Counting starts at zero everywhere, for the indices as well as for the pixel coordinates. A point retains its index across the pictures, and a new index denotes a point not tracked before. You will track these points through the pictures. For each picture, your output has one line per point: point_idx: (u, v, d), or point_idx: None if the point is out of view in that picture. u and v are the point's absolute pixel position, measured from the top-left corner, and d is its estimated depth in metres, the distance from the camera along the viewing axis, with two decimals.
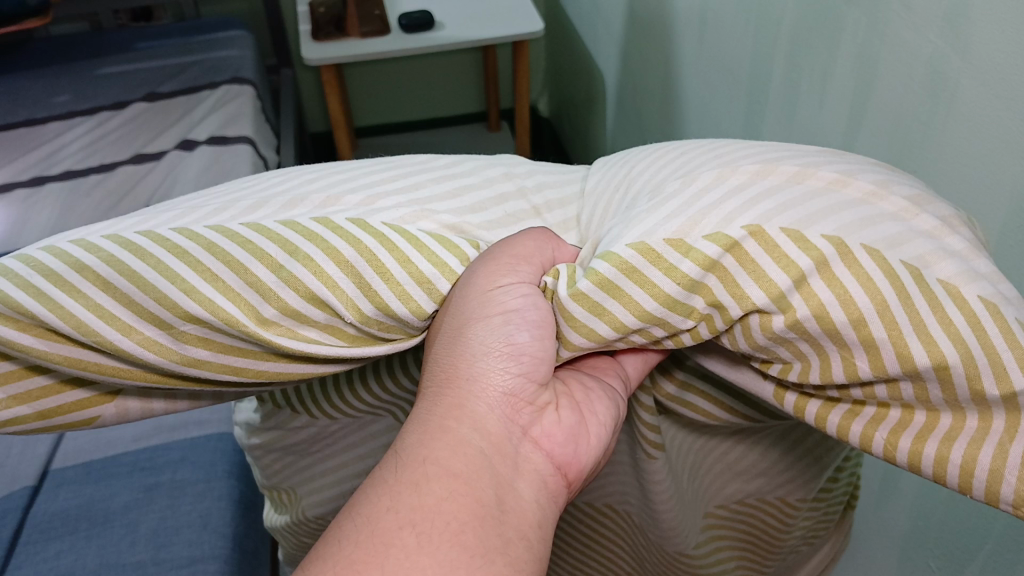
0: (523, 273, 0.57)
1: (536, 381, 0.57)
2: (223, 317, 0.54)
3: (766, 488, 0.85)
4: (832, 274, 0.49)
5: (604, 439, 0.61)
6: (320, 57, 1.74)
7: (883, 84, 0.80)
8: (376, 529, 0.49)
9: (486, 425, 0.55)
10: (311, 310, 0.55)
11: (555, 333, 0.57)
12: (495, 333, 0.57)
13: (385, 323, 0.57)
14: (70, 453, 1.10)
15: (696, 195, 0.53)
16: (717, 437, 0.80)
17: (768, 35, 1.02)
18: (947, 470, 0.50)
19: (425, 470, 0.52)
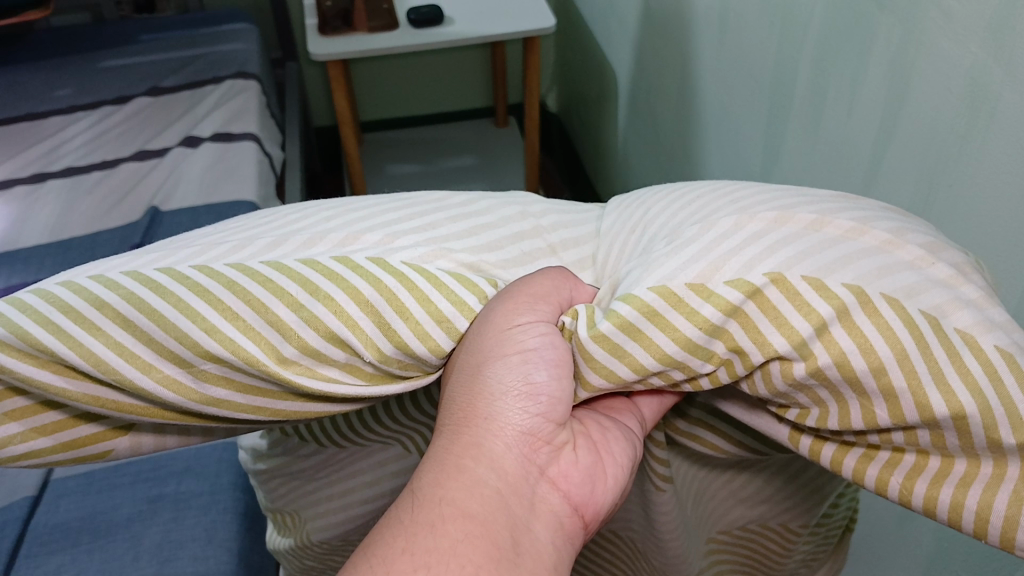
0: (542, 312, 0.57)
1: (554, 421, 0.57)
2: (244, 356, 0.54)
3: (769, 515, 0.85)
4: (852, 322, 0.50)
5: (620, 479, 0.61)
6: (327, 53, 1.74)
7: (914, 101, 0.80)
8: (391, 571, 0.49)
9: (502, 465, 0.55)
10: (331, 349, 0.55)
11: (572, 373, 0.57)
12: (513, 372, 0.57)
13: (404, 362, 0.57)
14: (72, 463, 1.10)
15: (716, 240, 0.54)
16: (722, 467, 0.81)
17: (793, 39, 1.02)
18: (962, 516, 0.51)
19: (441, 510, 0.52)
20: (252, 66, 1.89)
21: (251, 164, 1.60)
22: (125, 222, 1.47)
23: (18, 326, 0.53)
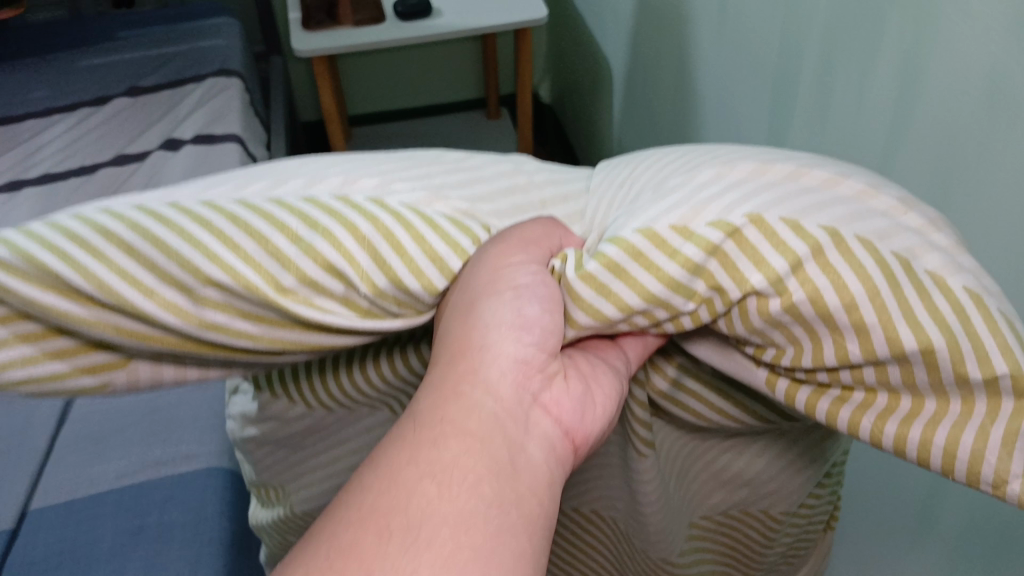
0: (532, 254, 0.61)
1: (547, 352, 0.60)
2: (244, 283, 0.56)
3: (750, 494, 0.85)
4: (825, 260, 0.53)
5: (609, 410, 0.63)
6: (311, 49, 1.79)
7: (933, 90, 0.81)
8: (397, 481, 0.51)
9: (499, 392, 0.57)
10: (327, 280, 0.57)
11: (563, 313, 0.60)
12: (507, 306, 0.59)
13: (400, 299, 0.59)
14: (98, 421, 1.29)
15: (698, 189, 0.57)
16: (706, 443, 0.82)
17: (800, 32, 1.05)
18: (931, 452, 0.53)
19: (443, 429, 0.54)
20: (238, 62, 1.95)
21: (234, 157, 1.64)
22: None
23: (24, 251, 0.54)
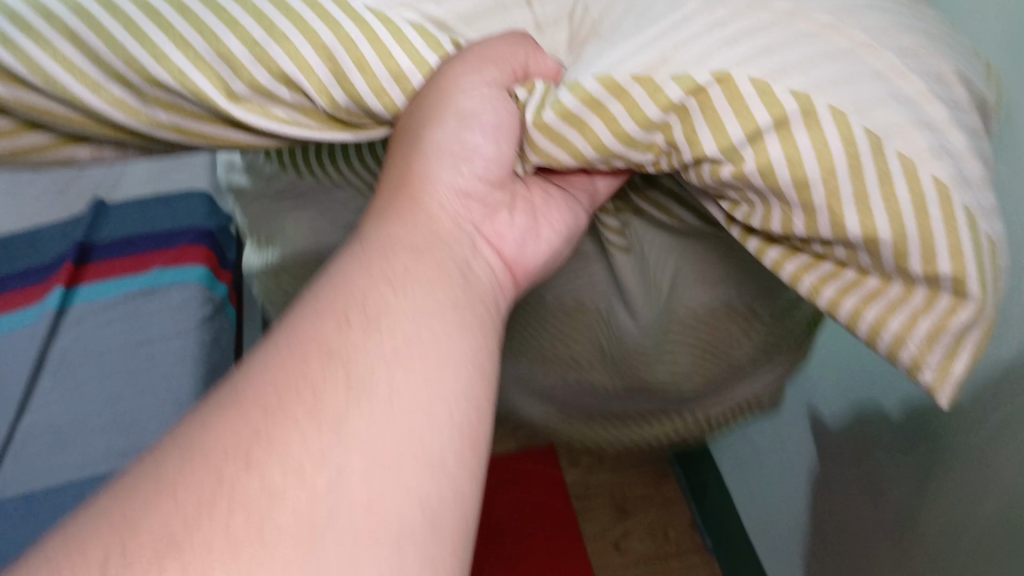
0: (488, 74, 0.56)
1: (491, 183, 0.59)
2: (191, 89, 0.53)
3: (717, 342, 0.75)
4: (812, 119, 0.46)
5: (557, 242, 0.64)
6: None
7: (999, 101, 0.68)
8: (352, 291, 0.49)
9: (441, 218, 0.57)
10: (279, 88, 0.54)
11: (514, 137, 0.58)
12: (452, 134, 0.58)
13: (353, 111, 0.57)
14: (60, 378, 1.27)
15: (679, 21, 0.49)
16: (685, 238, 0.69)
17: None
18: (879, 337, 0.51)
19: (389, 244, 0.53)
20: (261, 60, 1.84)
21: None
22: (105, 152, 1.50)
23: None
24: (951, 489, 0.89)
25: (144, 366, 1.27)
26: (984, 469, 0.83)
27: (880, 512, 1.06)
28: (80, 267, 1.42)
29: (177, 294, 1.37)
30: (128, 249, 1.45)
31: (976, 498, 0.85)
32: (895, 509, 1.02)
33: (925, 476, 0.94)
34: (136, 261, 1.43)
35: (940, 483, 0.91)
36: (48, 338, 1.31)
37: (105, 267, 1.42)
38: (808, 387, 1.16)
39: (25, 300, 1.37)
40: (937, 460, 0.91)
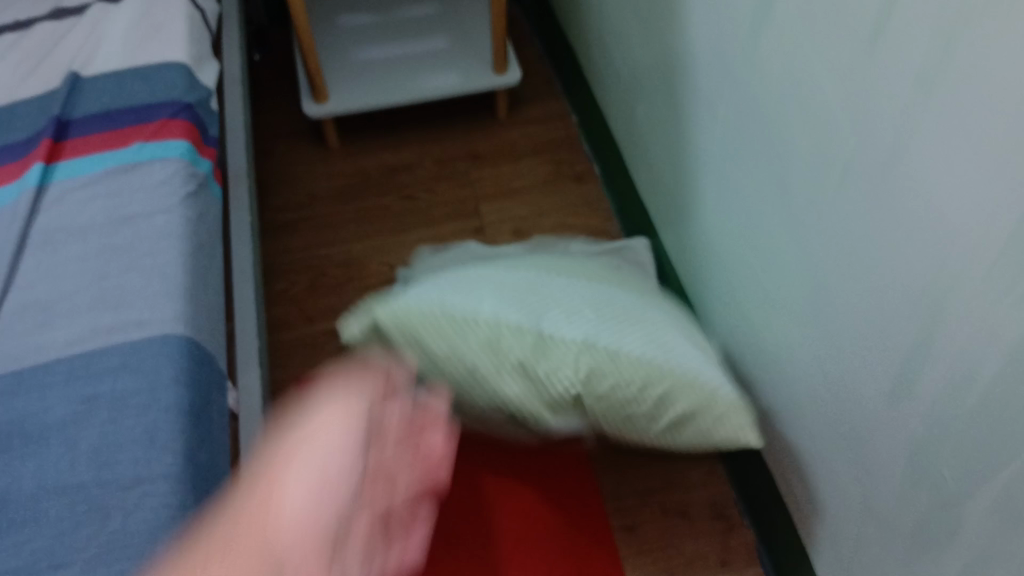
0: (340, 422, 0.71)
1: (373, 503, 0.70)
2: (207, 539, 0.64)
3: (630, 397, 0.93)
4: None
5: (417, 516, 0.74)
6: (321, 108, 1.52)
7: (914, 168, 0.64)
8: (226, 548, 0.63)
9: (289, 510, 0.64)
10: (281, 511, 0.64)
11: (381, 453, 0.73)
12: (311, 458, 0.68)
13: (267, 482, 0.67)
14: (43, 257, 0.86)
15: None
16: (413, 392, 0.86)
17: (773, 185, 0.87)
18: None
19: (230, 544, 0.63)
20: (281, 84, 1.73)
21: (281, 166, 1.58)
22: (43, 87, 1.04)
23: None
24: (889, 461, 0.75)
25: (122, 250, 0.86)
26: (922, 429, 0.69)
27: (817, 497, 0.92)
28: (62, 145, 0.96)
29: (158, 169, 0.94)
30: (104, 124, 0.99)
31: (917, 469, 0.71)
32: (828, 489, 0.89)
33: (855, 446, 0.81)
34: (109, 136, 0.97)
35: (872, 452, 0.78)
36: (24, 225, 0.88)
37: (79, 144, 0.96)
38: (744, 353, 1.04)
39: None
40: (872, 421, 0.77)
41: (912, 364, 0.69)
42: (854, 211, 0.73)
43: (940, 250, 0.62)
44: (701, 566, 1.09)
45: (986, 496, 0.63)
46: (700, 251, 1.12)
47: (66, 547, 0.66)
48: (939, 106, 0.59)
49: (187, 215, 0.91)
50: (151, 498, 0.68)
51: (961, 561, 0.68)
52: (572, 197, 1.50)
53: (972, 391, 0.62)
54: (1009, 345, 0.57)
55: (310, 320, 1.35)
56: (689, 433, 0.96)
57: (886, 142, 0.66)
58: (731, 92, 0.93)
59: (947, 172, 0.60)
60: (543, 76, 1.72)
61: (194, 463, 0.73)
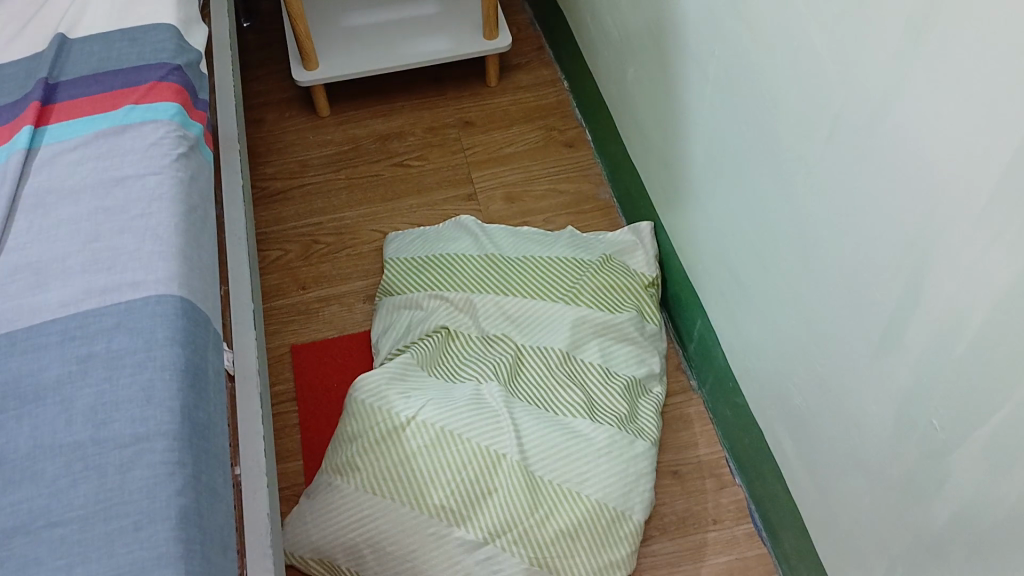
0: None
1: None
2: None
3: (561, 481, 1.03)
4: None
5: None
6: (314, 76, 1.51)
7: (902, 120, 0.65)
8: None
9: None
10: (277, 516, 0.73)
11: None
12: None
13: None
14: (34, 219, 0.85)
15: None
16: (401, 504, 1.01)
17: (764, 144, 0.87)
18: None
19: None
20: (272, 54, 1.71)
21: (273, 133, 1.57)
22: (30, 51, 1.03)
23: None
24: (879, 412, 0.76)
25: (116, 213, 0.85)
26: (911, 378, 0.70)
27: (806, 451, 0.92)
28: (51, 108, 0.95)
29: (150, 131, 0.93)
30: (94, 87, 0.98)
31: (907, 418, 0.72)
32: (817, 442, 0.89)
33: (845, 399, 0.82)
34: (99, 99, 0.96)
35: (862, 402, 0.79)
36: (15, 187, 0.86)
37: (69, 108, 0.95)
38: (733, 311, 1.05)
39: None
40: (862, 370, 0.77)
41: (902, 312, 0.70)
42: (844, 161, 0.74)
43: (927, 199, 0.64)
44: (693, 522, 1.10)
45: (975, 443, 0.64)
46: (690, 211, 1.12)
47: (64, 504, 0.67)
48: (927, 54, 0.60)
49: (178, 176, 0.91)
50: (149, 455, 0.69)
51: (948, 508, 0.69)
52: (563, 163, 1.51)
53: (962, 338, 0.63)
54: (997, 291, 0.58)
55: (303, 288, 1.35)
56: (623, 532, 1.02)
57: (874, 92, 0.67)
58: (722, 47, 0.92)
59: (933, 121, 0.61)
60: (533, 43, 1.71)
61: (190, 420, 0.73)
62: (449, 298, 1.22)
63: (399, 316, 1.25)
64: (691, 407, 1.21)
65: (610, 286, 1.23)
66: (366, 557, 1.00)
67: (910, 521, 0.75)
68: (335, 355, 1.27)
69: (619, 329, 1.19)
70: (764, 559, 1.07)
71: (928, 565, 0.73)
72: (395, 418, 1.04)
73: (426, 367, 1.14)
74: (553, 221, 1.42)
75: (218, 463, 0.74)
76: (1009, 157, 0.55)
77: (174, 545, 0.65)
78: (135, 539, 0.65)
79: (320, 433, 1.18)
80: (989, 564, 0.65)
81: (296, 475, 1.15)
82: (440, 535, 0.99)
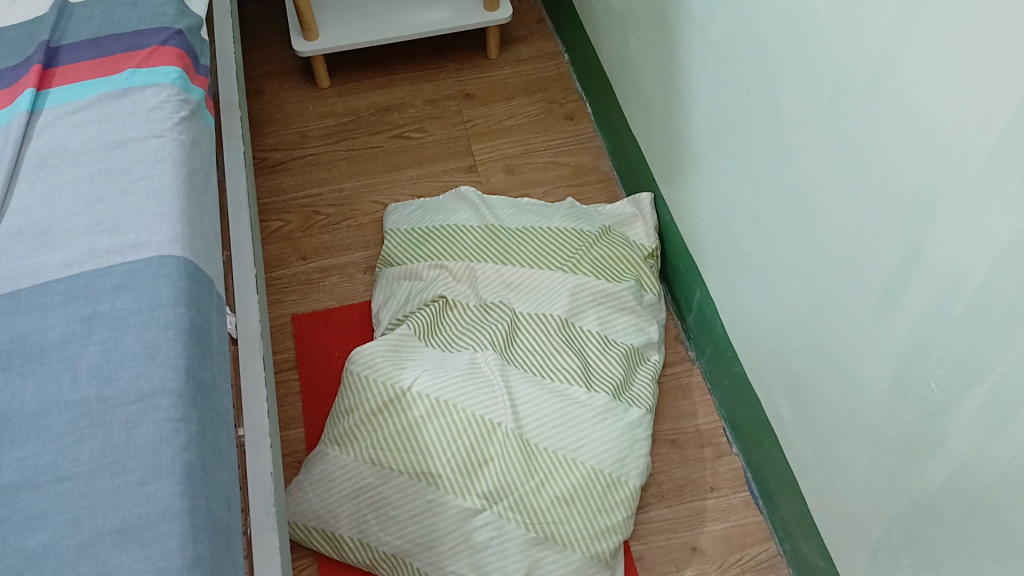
0: None
1: None
2: None
3: (561, 449, 1.03)
4: None
5: None
6: (314, 46, 1.50)
7: (906, 82, 0.65)
8: None
9: None
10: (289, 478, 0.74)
11: None
12: None
13: None
14: (37, 181, 0.84)
15: None
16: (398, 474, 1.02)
17: (767, 111, 0.88)
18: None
19: None
20: (272, 25, 1.70)
21: (273, 105, 1.57)
22: (29, 16, 1.02)
23: None
24: (876, 374, 0.77)
25: (119, 176, 0.85)
26: (909, 340, 0.71)
27: (804, 417, 0.93)
28: (52, 72, 0.95)
29: (151, 94, 0.93)
30: (95, 50, 0.97)
31: (905, 379, 0.72)
32: (815, 407, 0.90)
33: (844, 363, 0.82)
34: (100, 62, 0.96)
35: (860, 365, 0.79)
36: (17, 149, 0.86)
37: (70, 71, 0.95)
38: (733, 280, 1.05)
39: None
40: (861, 333, 0.78)
41: (901, 274, 0.70)
42: (846, 124, 0.74)
43: (928, 160, 0.64)
44: (691, 489, 1.11)
45: (972, 401, 0.64)
46: (690, 180, 1.12)
47: (69, 459, 0.67)
48: (931, 13, 0.60)
49: (180, 139, 0.91)
50: (154, 412, 0.70)
51: (944, 468, 0.70)
52: (563, 136, 1.50)
53: (961, 297, 0.63)
54: (996, 249, 0.59)
55: (304, 259, 1.36)
56: (619, 498, 1.02)
57: (877, 53, 0.68)
58: (724, 12, 0.92)
59: (936, 80, 0.62)
60: (533, 15, 1.71)
61: (194, 379, 0.74)
62: (448, 267, 1.23)
63: (399, 287, 1.26)
64: (690, 377, 1.21)
65: (609, 257, 1.23)
66: (370, 522, 1.01)
67: (906, 482, 0.76)
68: (335, 324, 1.28)
69: (617, 299, 1.19)
70: (761, 526, 1.08)
71: (922, 524, 0.74)
72: (391, 390, 1.05)
73: (424, 337, 1.14)
74: (553, 193, 1.42)
75: (221, 422, 0.75)
76: (1011, 113, 0.55)
77: (181, 499, 0.66)
78: (141, 494, 0.66)
79: (321, 401, 1.19)
80: (984, 521, 0.65)
81: (298, 442, 1.16)
82: (441, 499, 1.00)
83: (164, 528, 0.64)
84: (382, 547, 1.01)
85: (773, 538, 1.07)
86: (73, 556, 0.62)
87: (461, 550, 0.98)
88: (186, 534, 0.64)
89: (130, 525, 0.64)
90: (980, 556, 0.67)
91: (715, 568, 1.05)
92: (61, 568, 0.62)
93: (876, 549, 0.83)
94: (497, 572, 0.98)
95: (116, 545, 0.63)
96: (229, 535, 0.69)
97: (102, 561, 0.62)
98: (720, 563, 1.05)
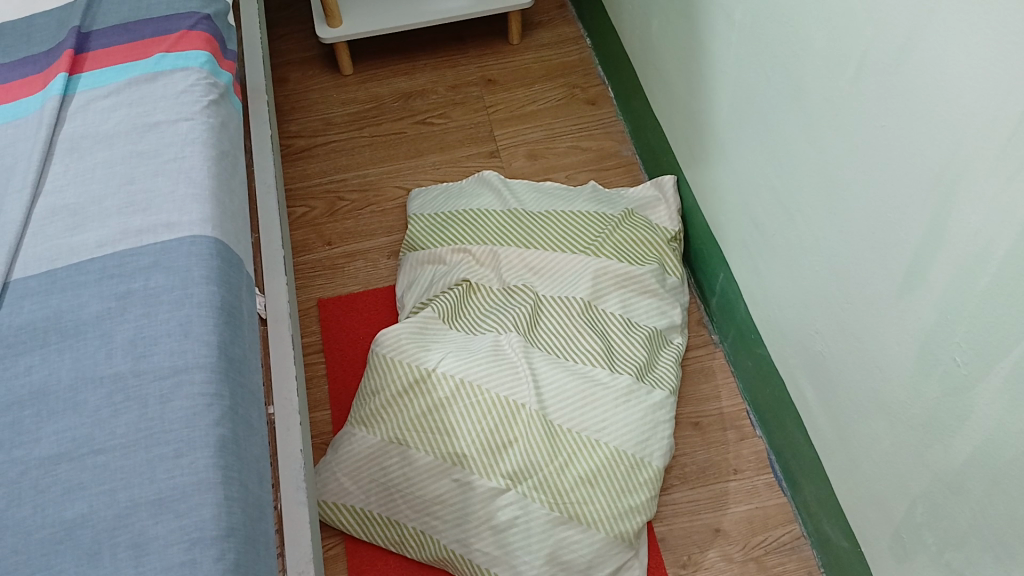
0: None
1: None
2: None
3: (585, 429, 1.04)
4: None
5: None
6: (336, 33, 1.51)
7: (926, 57, 0.65)
8: None
9: None
10: None
11: None
12: None
13: None
14: (71, 163, 0.86)
15: None
16: (425, 453, 1.02)
17: (791, 91, 0.87)
18: None
19: None
20: (296, 13, 1.72)
21: (297, 93, 1.58)
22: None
23: None
24: (900, 353, 0.77)
25: (150, 156, 0.87)
26: (934, 317, 0.70)
27: (828, 397, 0.93)
28: (84, 56, 0.96)
29: (181, 78, 0.95)
30: (125, 36, 0.99)
31: (929, 357, 0.72)
32: (839, 387, 0.90)
33: (867, 342, 0.82)
34: (131, 47, 0.98)
35: (884, 343, 0.79)
36: (51, 131, 0.88)
37: (101, 56, 0.96)
38: (757, 262, 1.05)
39: (23, 91, 0.94)
40: (885, 312, 0.78)
41: (926, 250, 0.70)
42: (870, 102, 0.74)
43: (952, 134, 0.64)
44: (714, 472, 1.11)
45: (995, 376, 0.64)
46: (714, 163, 1.12)
47: (106, 432, 0.68)
48: None
49: (209, 122, 0.92)
50: (188, 386, 0.71)
51: (967, 445, 0.70)
52: (585, 120, 1.51)
53: (985, 272, 0.63)
54: (1021, 222, 0.59)
55: (329, 244, 1.37)
56: (643, 478, 1.03)
57: (902, 28, 0.67)
58: None
59: (960, 52, 0.61)
60: (555, 1, 1.70)
61: (226, 356, 0.75)
62: (472, 251, 1.24)
63: (423, 271, 1.27)
64: (713, 360, 1.22)
65: (632, 239, 1.23)
66: (397, 500, 1.03)
67: (931, 459, 0.75)
68: (360, 308, 1.29)
69: (640, 282, 1.19)
70: (784, 508, 1.08)
71: (947, 501, 0.74)
72: (417, 370, 1.06)
73: (448, 319, 1.15)
74: (576, 178, 1.42)
75: (252, 399, 0.76)
76: None
77: (214, 471, 0.67)
78: (176, 466, 0.67)
79: (348, 384, 1.20)
80: (1008, 497, 0.65)
81: (325, 424, 1.17)
82: (466, 479, 1.01)
83: (198, 499, 0.66)
84: (410, 523, 1.03)
85: (796, 520, 1.07)
86: (110, 526, 0.64)
87: (484, 528, 0.99)
88: (219, 506, 0.66)
89: (166, 496, 0.66)
90: (1004, 532, 0.67)
91: (738, 550, 1.05)
92: (98, 538, 0.64)
93: (900, 527, 0.84)
94: (521, 551, 0.99)
95: (152, 515, 0.65)
96: (261, 509, 0.71)
97: (138, 531, 0.64)
98: (743, 546, 1.05)
